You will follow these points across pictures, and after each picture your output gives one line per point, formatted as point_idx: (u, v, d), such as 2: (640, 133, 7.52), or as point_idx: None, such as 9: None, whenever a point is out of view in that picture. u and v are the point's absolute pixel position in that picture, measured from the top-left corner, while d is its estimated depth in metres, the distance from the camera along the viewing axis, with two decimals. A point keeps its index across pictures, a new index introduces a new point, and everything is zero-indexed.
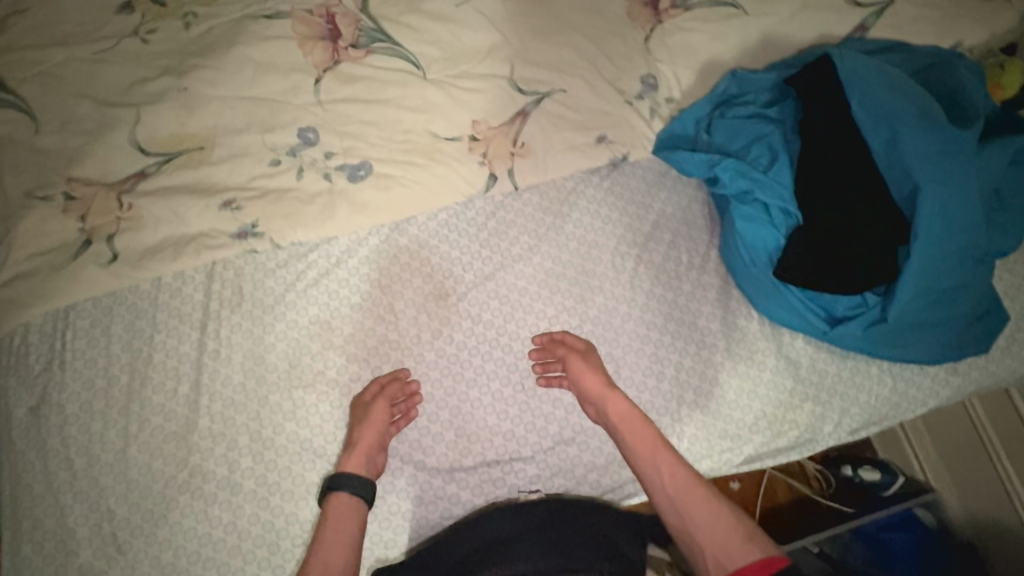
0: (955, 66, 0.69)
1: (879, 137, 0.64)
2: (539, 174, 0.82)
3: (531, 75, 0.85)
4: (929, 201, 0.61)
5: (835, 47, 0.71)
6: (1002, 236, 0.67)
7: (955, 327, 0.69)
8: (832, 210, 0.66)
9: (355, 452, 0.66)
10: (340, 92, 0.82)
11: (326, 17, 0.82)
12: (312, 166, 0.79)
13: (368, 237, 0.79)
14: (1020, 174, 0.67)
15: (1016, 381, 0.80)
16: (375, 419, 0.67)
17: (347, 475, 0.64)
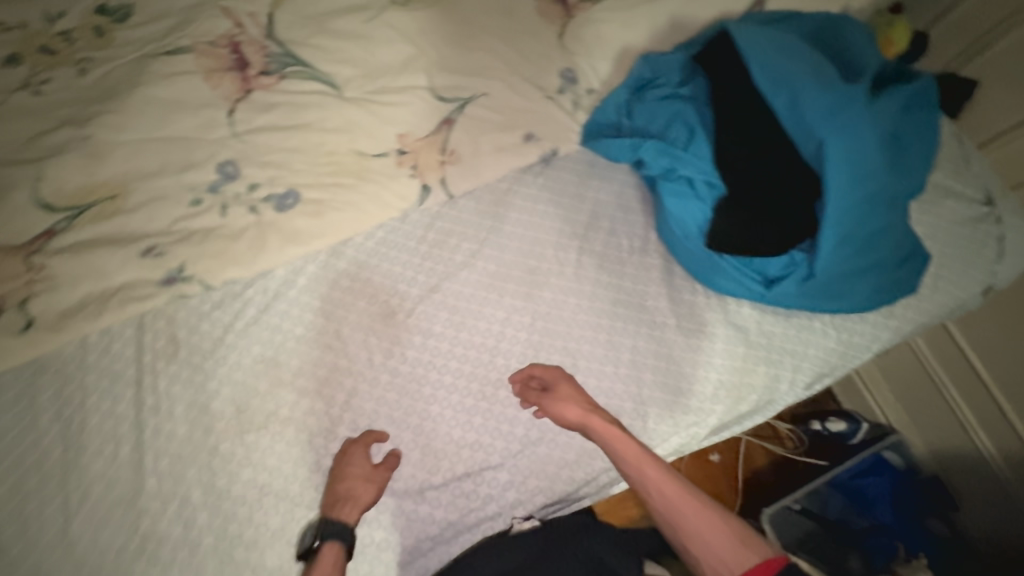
0: (843, 30, 0.74)
1: (781, 102, 0.67)
2: (471, 180, 0.82)
3: (450, 82, 0.86)
4: (835, 154, 0.64)
5: (732, 22, 0.74)
6: (909, 180, 0.70)
7: (879, 272, 0.72)
8: (749, 178, 0.69)
9: (350, 507, 0.64)
10: (256, 121, 0.80)
11: (231, 47, 0.81)
12: (236, 201, 0.77)
13: (305, 265, 0.77)
14: (915, 121, 0.70)
15: (946, 315, 0.85)
16: (379, 476, 0.67)
17: (345, 534, 0.62)
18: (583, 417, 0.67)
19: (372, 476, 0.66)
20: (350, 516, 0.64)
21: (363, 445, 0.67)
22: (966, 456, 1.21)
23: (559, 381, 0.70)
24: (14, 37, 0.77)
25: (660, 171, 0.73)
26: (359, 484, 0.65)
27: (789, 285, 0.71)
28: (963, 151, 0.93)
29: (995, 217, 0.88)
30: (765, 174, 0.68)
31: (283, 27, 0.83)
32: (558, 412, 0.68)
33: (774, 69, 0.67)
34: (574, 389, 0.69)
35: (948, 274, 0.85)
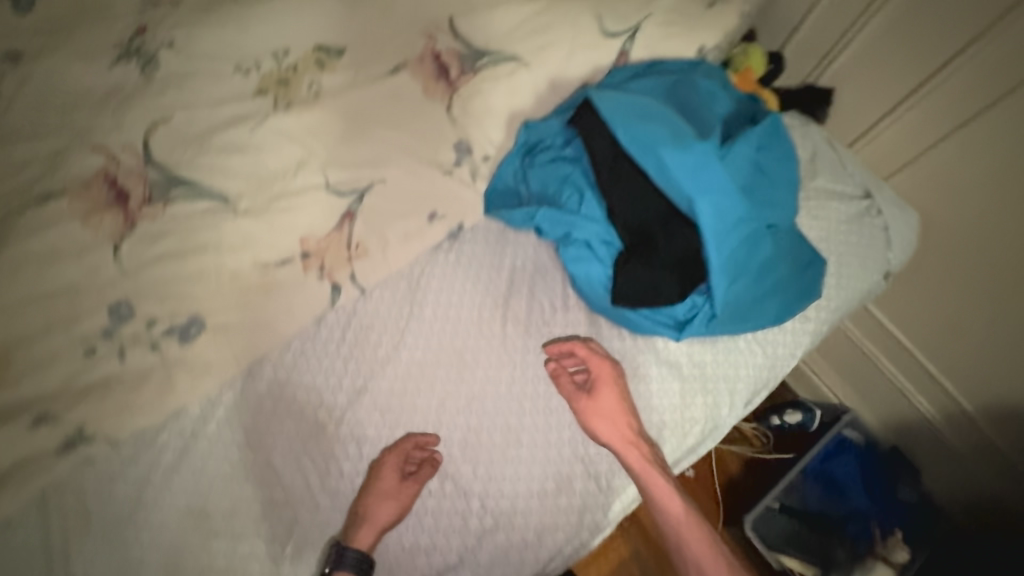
0: (693, 79, 0.80)
1: (649, 162, 0.71)
2: (382, 271, 0.82)
3: (346, 177, 0.85)
4: (704, 208, 0.69)
5: (591, 87, 0.77)
6: (778, 208, 0.76)
7: (776, 294, 0.78)
8: (639, 234, 0.76)
9: (366, 530, 0.65)
10: (147, 253, 0.76)
11: (108, 183, 0.78)
12: (136, 342, 0.72)
13: (222, 395, 0.75)
14: (771, 154, 0.77)
15: (848, 309, 0.92)
16: (403, 497, 0.67)
17: (355, 561, 0.62)
18: (622, 445, 0.71)
19: (394, 498, 0.67)
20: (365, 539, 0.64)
21: (398, 461, 0.69)
22: (910, 422, 1.29)
23: (606, 385, 0.73)
24: None
25: (558, 237, 0.80)
26: (383, 501, 0.66)
27: (699, 324, 0.76)
28: (837, 154, 1.01)
29: (876, 208, 0.97)
30: (652, 227, 0.75)
31: (161, 151, 0.81)
32: (596, 422, 0.71)
33: (636, 133, 0.71)
34: (617, 399, 0.73)
35: (846, 271, 0.91)
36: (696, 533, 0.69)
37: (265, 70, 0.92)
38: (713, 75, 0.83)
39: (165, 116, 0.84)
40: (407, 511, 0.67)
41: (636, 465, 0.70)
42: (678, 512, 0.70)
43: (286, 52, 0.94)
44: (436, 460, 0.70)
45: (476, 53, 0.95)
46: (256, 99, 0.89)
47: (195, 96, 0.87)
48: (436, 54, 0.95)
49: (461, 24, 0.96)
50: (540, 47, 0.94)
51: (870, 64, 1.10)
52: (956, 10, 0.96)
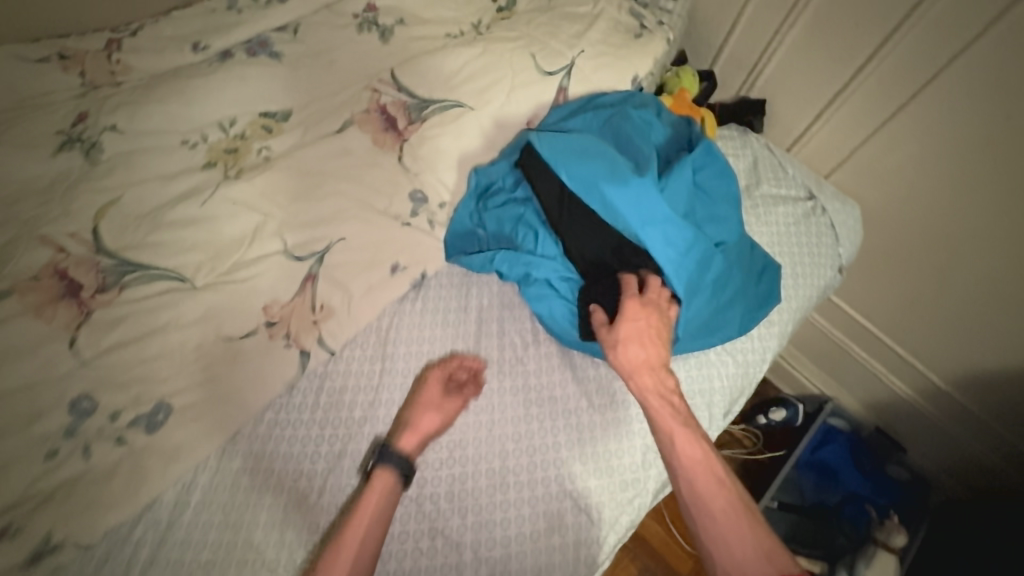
0: (628, 111, 0.85)
1: (594, 202, 0.76)
2: (349, 329, 0.83)
3: (304, 238, 0.85)
4: (653, 239, 0.73)
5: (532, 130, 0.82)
6: (723, 225, 0.80)
7: (734, 307, 0.82)
8: (593, 266, 0.80)
9: (411, 436, 0.70)
10: (105, 341, 0.74)
11: (58, 274, 0.76)
12: (100, 436, 0.69)
13: (196, 479, 0.72)
14: (707, 176, 0.82)
15: (808, 307, 0.96)
16: (448, 409, 0.73)
17: (401, 460, 0.67)
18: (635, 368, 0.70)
19: (441, 410, 0.73)
20: (411, 442, 0.69)
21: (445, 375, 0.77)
22: (888, 402, 1.32)
23: (630, 311, 0.72)
24: None
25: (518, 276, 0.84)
26: (432, 409, 0.73)
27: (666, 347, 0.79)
28: (777, 160, 1.06)
29: (820, 207, 1.01)
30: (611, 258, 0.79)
31: (112, 236, 0.80)
32: (612, 344, 0.71)
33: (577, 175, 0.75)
34: (635, 325, 0.71)
35: (802, 272, 0.95)
36: (696, 457, 0.65)
37: (212, 141, 0.92)
38: (646, 106, 0.89)
39: (113, 199, 0.83)
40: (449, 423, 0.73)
41: (640, 389, 0.70)
42: (681, 435, 0.67)
43: (232, 122, 0.95)
44: (480, 381, 0.78)
45: (421, 102, 0.97)
46: (206, 171, 0.89)
47: (141, 175, 0.86)
48: (383, 107, 0.97)
49: (404, 76, 0.99)
50: (482, 89, 0.97)
51: (796, 72, 1.16)
52: (851, 23, 1.04)
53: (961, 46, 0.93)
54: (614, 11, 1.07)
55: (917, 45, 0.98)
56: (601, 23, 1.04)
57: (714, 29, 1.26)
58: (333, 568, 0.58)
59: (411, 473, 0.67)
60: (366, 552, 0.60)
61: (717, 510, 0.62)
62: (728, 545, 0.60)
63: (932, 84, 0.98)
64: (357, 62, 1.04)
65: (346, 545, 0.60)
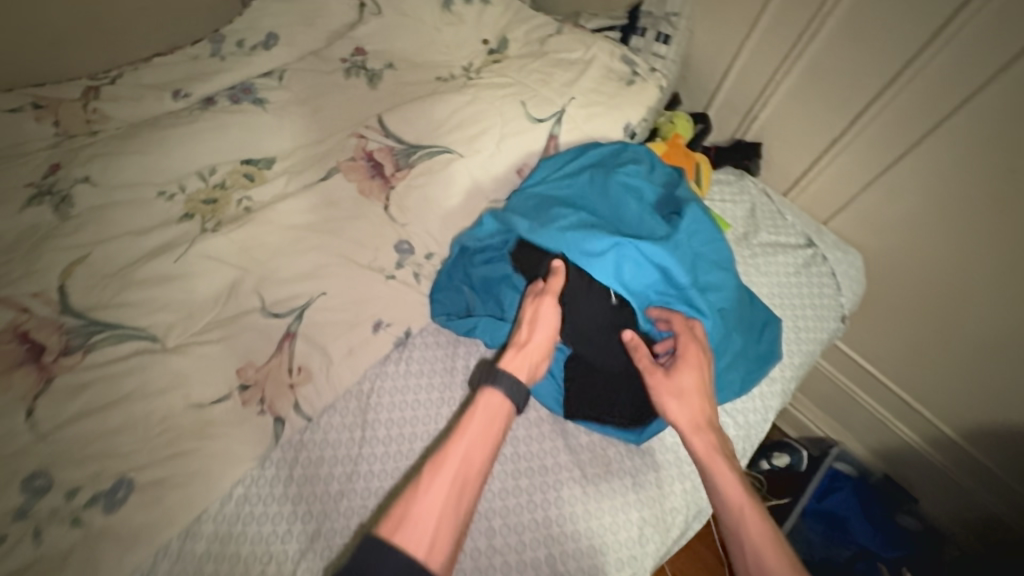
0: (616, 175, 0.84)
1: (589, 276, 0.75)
2: (328, 393, 0.79)
3: (283, 296, 0.82)
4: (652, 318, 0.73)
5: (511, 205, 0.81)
6: (720, 291, 0.77)
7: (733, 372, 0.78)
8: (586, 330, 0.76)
9: (514, 351, 0.70)
10: (65, 412, 0.69)
11: (17, 338, 0.72)
12: (53, 519, 0.64)
13: (157, 564, 0.67)
14: (701, 239, 0.79)
15: (812, 359, 0.93)
16: (544, 310, 0.73)
17: (504, 381, 0.66)
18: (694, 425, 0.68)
19: (542, 312, 0.72)
20: (513, 358, 0.69)
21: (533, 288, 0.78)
22: (896, 449, 1.27)
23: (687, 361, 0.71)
24: None
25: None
26: (529, 330, 0.72)
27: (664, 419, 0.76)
28: (775, 206, 1.04)
29: (820, 255, 0.98)
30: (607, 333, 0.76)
31: (80, 295, 0.76)
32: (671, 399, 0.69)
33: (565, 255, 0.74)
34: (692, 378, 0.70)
35: (803, 324, 0.92)
36: (763, 529, 0.62)
37: (191, 191, 0.89)
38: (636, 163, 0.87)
39: (82, 255, 0.79)
40: (552, 321, 0.72)
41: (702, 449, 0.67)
42: (748, 504, 0.63)
43: (213, 170, 0.92)
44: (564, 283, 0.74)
45: (409, 148, 0.95)
46: (183, 223, 0.86)
47: (115, 229, 0.83)
48: (368, 155, 0.94)
49: (391, 123, 0.97)
50: (472, 137, 0.95)
51: (792, 114, 1.14)
52: (848, 69, 1.02)
53: (964, 95, 0.91)
54: (606, 57, 1.05)
55: (917, 96, 0.96)
56: (593, 69, 1.03)
57: (708, 71, 1.25)
58: (433, 484, 0.58)
59: (516, 396, 0.66)
60: (466, 469, 0.60)
61: None
62: None
63: (933, 134, 0.97)
64: (345, 108, 1.02)
65: (446, 464, 0.59)
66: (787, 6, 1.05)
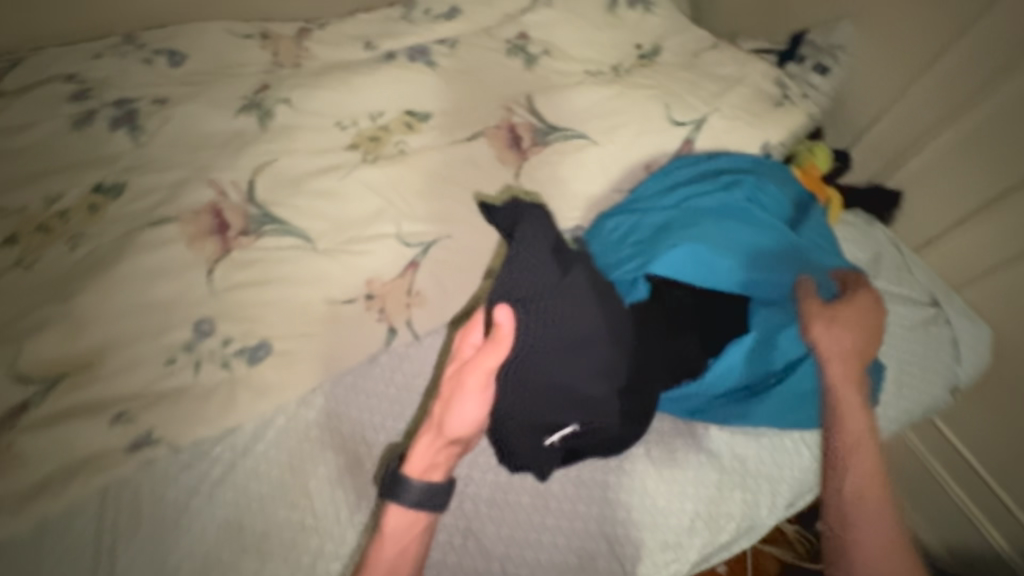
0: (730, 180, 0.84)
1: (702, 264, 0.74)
2: (437, 319, 0.90)
3: (416, 229, 0.93)
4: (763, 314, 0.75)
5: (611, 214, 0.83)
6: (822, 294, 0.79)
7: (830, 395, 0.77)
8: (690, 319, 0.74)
9: (429, 441, 0.63)
10: (235, 278, 0.84)
11: (213, 213, 0.89)
12: (210, 357, 0.79)
13: (274, 418, 0.79)
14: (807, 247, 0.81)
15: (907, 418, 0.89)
16: (466, 396, 0.60)
17: (404, 490, 0.61)
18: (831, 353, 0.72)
19: (461, 401, 0.60)
20: (422, 457, 0.62)
21: (468, 339, 0.63)
22: (980, 553, 1.16)
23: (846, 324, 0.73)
24: (13, 219, 0.86)
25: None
26: (445, 411, 0.61)
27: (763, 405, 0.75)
28: (903, 258, 1.00)
29: (943, 317, 0.94)
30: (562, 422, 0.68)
31: (263, 191, 0.92)
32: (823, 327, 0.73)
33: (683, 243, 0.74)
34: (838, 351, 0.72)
35: (908, 380, 0.89)
36: (866, 464, 0.69)
37: (361, 127, 1.03)
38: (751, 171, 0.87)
39: (270, 161, 0.95)
40: (473, 411, 0.61)
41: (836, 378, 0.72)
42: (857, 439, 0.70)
43: (380, 114, 1.05)
44: (486, 360, 0.58)
45: (548, 128, 1.03)
46: (349, 151, 1.00)
47: (299, 144, 0.99)
48: (512, 126, 1.04)
49: (539, 103, 1.06)
50: (610, 128, 1.01)
51: (943, 171, 1.08)
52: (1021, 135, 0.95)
53: None
54: (759, 78, 1.07)
55: None
56: (743, 87, 1.05)
57: (862, 111, 1.21)
58: None
59: (420, 507, 0.61)
60: None
61: (868, 511, 0.67)
62: (863, 549, 0.65)
63: None
64: (501, 83, 1.12)
65: None
66: (968, 58, 0.99)
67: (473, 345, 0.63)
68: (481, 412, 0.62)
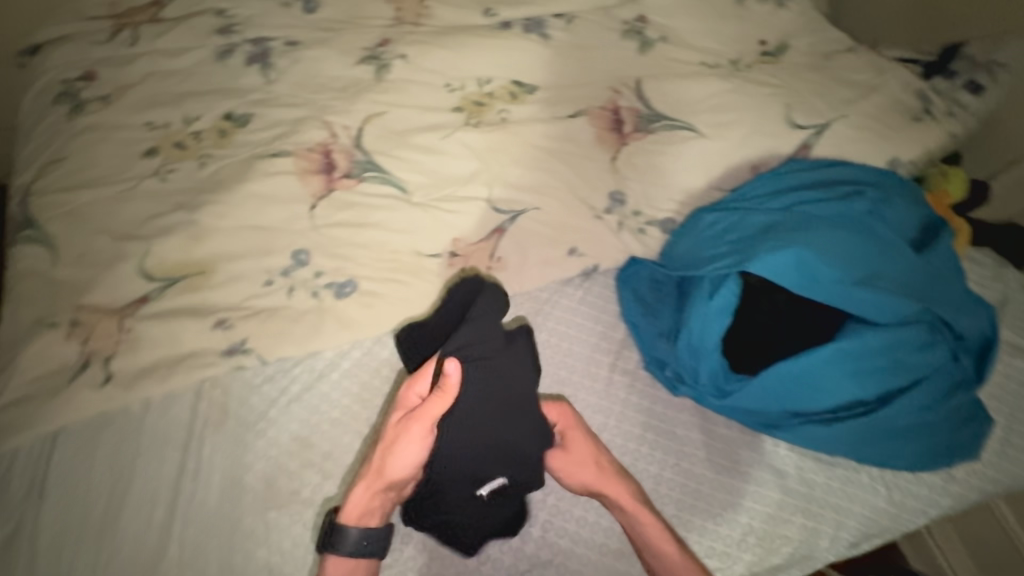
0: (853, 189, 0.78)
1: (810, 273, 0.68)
2: (514, 285, 0.92)
3: (507, 196, 0.94)
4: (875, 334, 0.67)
5: (711, 210, 0.79)
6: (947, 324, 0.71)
7: (931, 436, 0.70)
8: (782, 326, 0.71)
9: (365, 489, 0.64)
10: (334, 217, 0.89)
11: (323, 153, 0.94)
12: (303, 285, 0.84)
13: (351, 350, 0.84)
14: (936, 273, 0.73)
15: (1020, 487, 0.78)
16: (407, 444, 0.61)
17: (339, 537, 0.61)
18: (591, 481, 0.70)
19: (400, 449, 0.61)
20: (357, 504, 0.63)
21: (416, 388, 0.64)
22: None
23: (569, 462, 0.70)
24: (155, 134, 0.96)
25: (691, 361, 0.74)
26: (389, 457, 0.62)
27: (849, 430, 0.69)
28: None
29: None
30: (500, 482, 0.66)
31: (370, 139, 0.97)
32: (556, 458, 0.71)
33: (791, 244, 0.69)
34: (573, 475, 0.71)
35: (1017, 440, 0.80)
36: None
37: (468, 91, 1.05)
38: (879, 184, 0.79)
39: (381, 112, 0.99)
40: (416, 455, 0.61)
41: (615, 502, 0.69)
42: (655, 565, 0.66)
43: (488, 81, 1.06)
44: (438, 400, 0.60)
45: (654, 115, 1.00)
46: (454, 113, 1.02)
47: (408, 100, 1.02)
48: (616, 109, 1.02)
49: (649, 88, 1.03)
50: (721, 122, 0.97)
51: None
52: None
53: None
54: (898, 88, 0.99)
55: None
56: (877, 96, 0.97)
57: (1010, 141, 1.08)
58: None
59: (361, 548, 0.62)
60: None
61: None
62: None
63: None
64: (612, 64, 1.09)
65: None
66: None
67: (418, 395, 0.64)
68: (419, 460, 0.62)
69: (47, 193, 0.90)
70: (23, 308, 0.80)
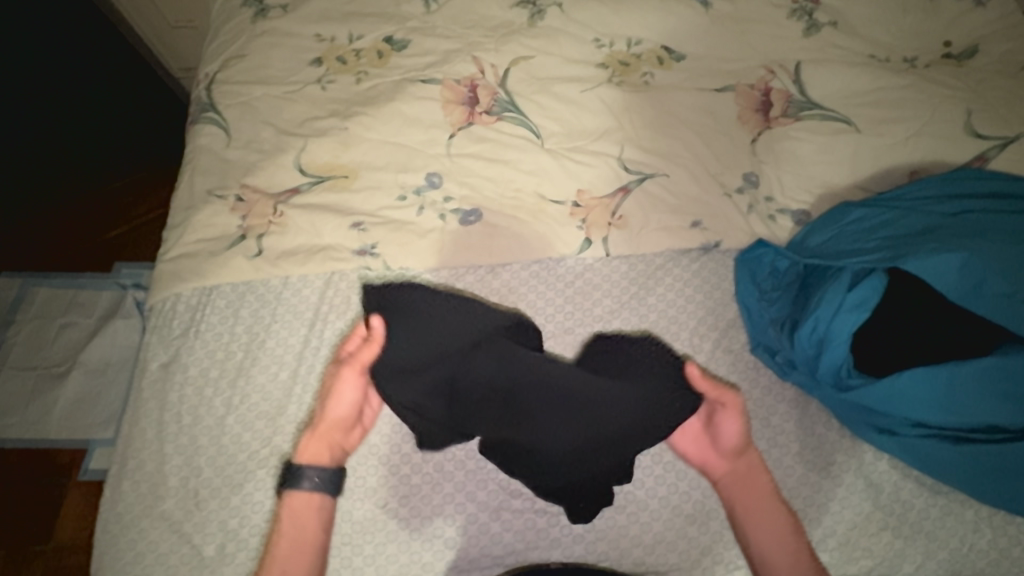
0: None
1: (966, 280, 0.65)
2: (629, 246, 0.88)
3: (639, 158, 0.93)
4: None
5: (860, 207, 0.79)
6: None
7: None
8: (919, 330, 0.68)
9: (313, 435, 0.70)
10: (469, 148, 0.93)
11: (469, 86, 0.98)
12: (432, 206, 0.90)
13: (464, 275, 0.88)
14: None
15: None
16: (339, 395, 0.71)
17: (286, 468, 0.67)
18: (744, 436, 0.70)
19: (334, 397, 0.71)
20: (309, 446, 0.69)
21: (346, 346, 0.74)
22: None
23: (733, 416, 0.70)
24: (323, 46, 1.04)
25: (810, 351, 0.74)
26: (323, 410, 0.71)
27: (971, 457, 0.65)
28: None
29: None
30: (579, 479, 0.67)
31: (514, 81, 0.99)
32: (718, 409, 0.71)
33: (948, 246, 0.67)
34: (739, 422, 0.70)
35: None
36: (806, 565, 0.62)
37: (615, 49, 1.04)
38: None
39: (528, 56, 1.01)
40: (349, 398, 0.71)
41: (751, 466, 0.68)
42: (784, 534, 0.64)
43: (638, 42, 1.04)
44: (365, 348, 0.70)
45: (807, 102, 0.95)
46: (599, 69, 1.02)
47: (555, 48, 1.03)
48: (767, 90, 0.98)
49: (808, 73, 0.97)
50: (882, 120, 0.91)
51: None
52: None
53: None
54: None
55: None
56: None
57: None
58: None
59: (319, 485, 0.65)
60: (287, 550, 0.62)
61: None
62: None
63: None
64: (771, 41, 1.03)
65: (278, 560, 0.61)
66: None
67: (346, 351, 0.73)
68: (359, 403, 0.72)
69: (227, 84, 1.01)
70: (199, 178, 0.91)
